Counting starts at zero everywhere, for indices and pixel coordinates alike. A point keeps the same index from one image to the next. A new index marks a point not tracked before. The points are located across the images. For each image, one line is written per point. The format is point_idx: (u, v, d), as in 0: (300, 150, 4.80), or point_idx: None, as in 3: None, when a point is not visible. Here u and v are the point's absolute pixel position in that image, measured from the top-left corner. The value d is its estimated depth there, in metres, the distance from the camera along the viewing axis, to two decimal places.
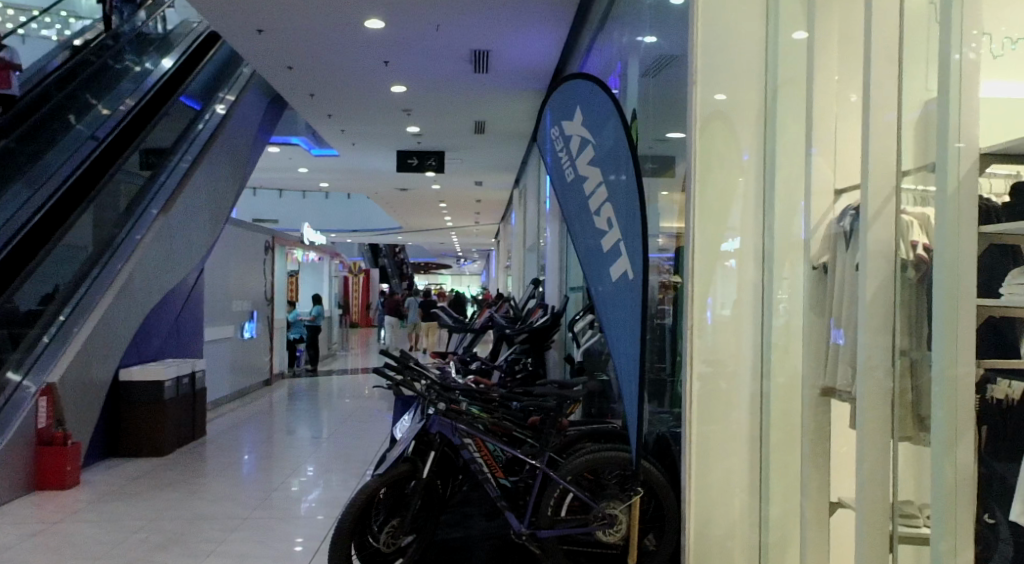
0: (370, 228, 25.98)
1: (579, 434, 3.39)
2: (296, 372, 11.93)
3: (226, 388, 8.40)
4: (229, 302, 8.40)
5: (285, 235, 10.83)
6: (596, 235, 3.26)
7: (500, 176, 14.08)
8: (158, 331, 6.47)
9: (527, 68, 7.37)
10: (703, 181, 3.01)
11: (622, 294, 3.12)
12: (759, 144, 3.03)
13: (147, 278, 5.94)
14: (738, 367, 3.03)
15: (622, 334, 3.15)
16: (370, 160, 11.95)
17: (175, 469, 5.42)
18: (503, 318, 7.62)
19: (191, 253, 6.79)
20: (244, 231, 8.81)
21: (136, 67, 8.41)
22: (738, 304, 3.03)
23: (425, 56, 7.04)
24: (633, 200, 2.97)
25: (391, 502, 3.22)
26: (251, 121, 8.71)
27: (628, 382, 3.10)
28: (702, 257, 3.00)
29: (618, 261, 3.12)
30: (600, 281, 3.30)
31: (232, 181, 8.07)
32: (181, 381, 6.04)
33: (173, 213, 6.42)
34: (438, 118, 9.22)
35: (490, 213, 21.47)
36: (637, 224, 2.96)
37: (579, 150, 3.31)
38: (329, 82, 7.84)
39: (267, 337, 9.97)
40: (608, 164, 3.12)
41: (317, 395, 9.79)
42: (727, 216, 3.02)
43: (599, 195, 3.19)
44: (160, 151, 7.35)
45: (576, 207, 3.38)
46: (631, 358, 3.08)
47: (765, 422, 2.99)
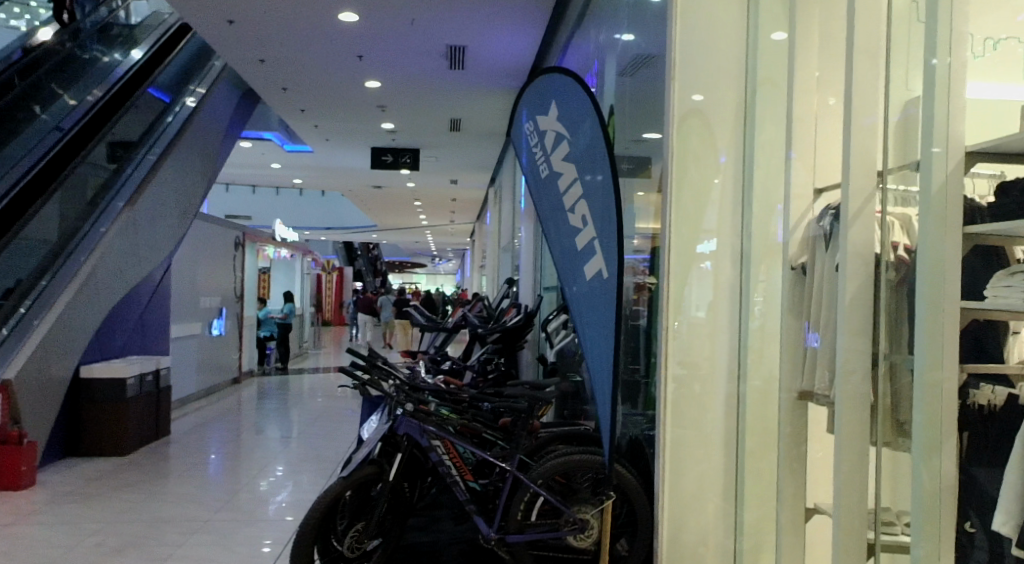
0: (344, 226, 25.73)
1: (551, 437, 3.31)
2: (266, 371, 11.73)
3: (193, 386, 8.20)
4: (198, 299, 8.21)
5: (257, 231, 10.64)
6: (570, 233, 3.19)
7: (475, 175, 14.01)
8: (122, 327, 6.28)
9: (504, 65, 7.29)
10: (680, 181, 2.95)
11: (596, 295, 3.04)
12: (737, 142, 2.97)
13: (112, 272, 5.76)
14: (713, 369, 2.97)
15: (596, 335, 3.07)
16: (343, 157, 11.79)
17: (137, 470, 5.25)
18: (476, 317, 7.53)
19: (158, 248, 6.61)
20: (213, 226, 8.63)
21: (103, 58, 8.14)
22: (714, 305, 2.97)
23: (400, 51, 6.93)
24: (609, 199, 2.90)
25: (356, 505, 3.12)
26: (222, 114, 8.51)
27: (602, 385, 3.03)
28: (678, 258, 2.94)
29: (593, 261, 3.04)
30: (573, 281, 3.23)
31: (201, 175, 7.89)
32: (144, 378, 5.85)
33: (139, 206, 6.24)
34: (414, 115, 9.11)
35: (466, 212, 21.38)
36: (612, 222, 2.89)
37: (553, 146, 3.23)
38: (302, 76, 7.69)
39: (236, 335, 9.78)
40: (584, 161, 3.04)
41: (287, 394, 9.62)
42: (703, 216, 2.96)
43: (574, 193, 3.12)
44: (126, 144, 7.14)
45: (551, 205, 3.30)
46: (604, 360, 3.00)
47: (741, 425, 2.94)
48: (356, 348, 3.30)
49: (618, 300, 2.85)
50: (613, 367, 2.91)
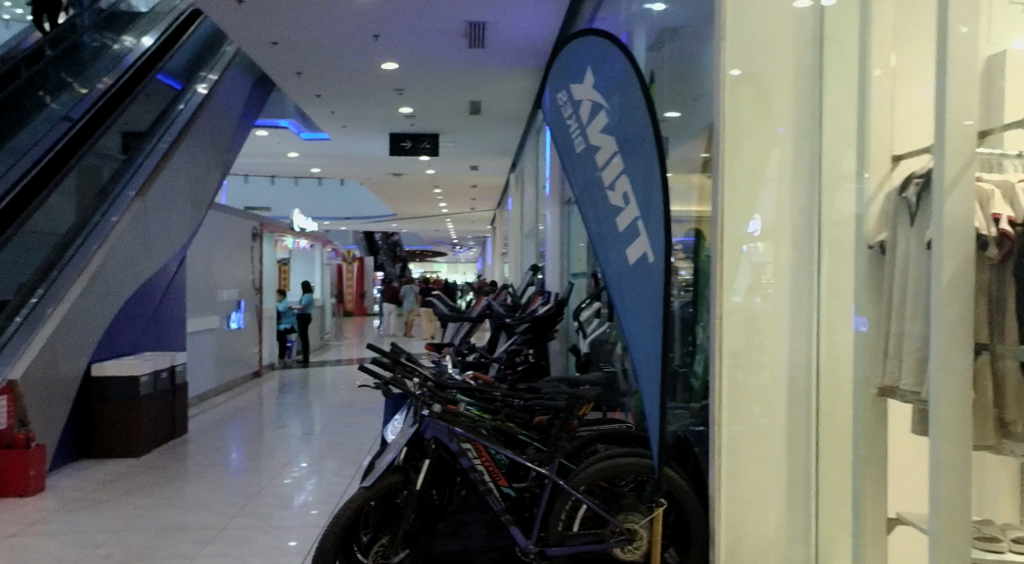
0: (364, 215, 25.56)
1: (591, 437, 3.04)
2: (287, 363, 11.55)
3: (212, 381, 8.03)
4: (215, 292, 8.01)
5: (275, 222, 10.44)
6: (607, 213, 2.89)
7: (496, 160, 13.69)
8: (136, 323, 6.07)
9: (525, 42, 6.97)
10: (734, 152, 2.62)
11: (640, 281, 2.75)
12: (796, 109, 2.64)
13: (122, 265, 5.60)
14: (773, 363, 2.66)
15: (640, 327, 2.78)
16: (361, 144, 11.54)
17: (151, 473, 5.04)
18: (501, 306, 7.24)
19: (170, 238, 6.44)
20: (229, 216, 8.42)
21: (114, 46, 7.92)
22: (773, 292, 2.66)
23: (418, 30, 6.63)
24: (654, 174, 2.60)
25: (381, 514, 2.87)
26: (234, 102, 8.30)
27: (650, 381, 2.74)
28: (734, 241, 2.62)
29: (635, 243, 2.74)
30: (612, 266, 2.93)
31: (215, 164, 7.75)
32: (159, 376, 5.66)
33: (149, 196, 6.09)
34: (432, 98, 8.82)
35: (487, 199, 21.10)
36: (657, 200, 2.58)
37: (589, 117, 2.92)
38: (317, 59, 7.42)
39: (255, 328, 9.58)
40: (624, 133, 2.73)
41: (308, 387, 9.41)
42: (759, 191, 2.64)
43: (612, 168, 2.81)
44: (137, 134, 6.97)
45: (587, 183, 2.99)
46: (652, 354, 2.71)
47: (805, 423, 2.65)
48: (376, 344, 3.02)
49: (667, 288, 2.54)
50: (662, 364, 2.62)
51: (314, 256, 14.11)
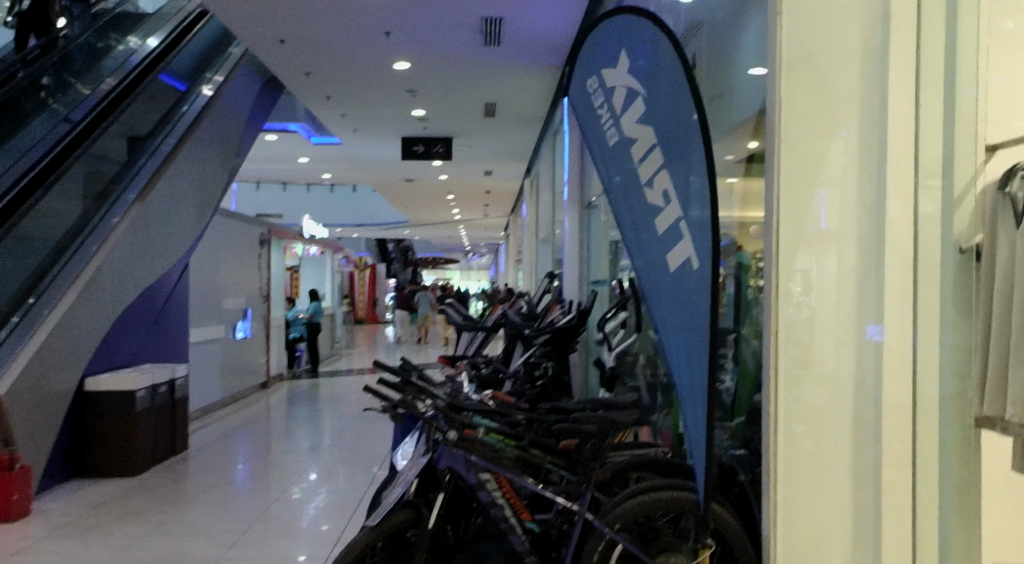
0: (376, 222, 25.35)
1: (625, 464, 2.71)
2: (296, 373, 11.28)
3: (217, 392, 7.75)
4: (220, 300, 7.74)
5: (284, 229, 10.19)
6: (645, 212, 2.56)
7: (510, 164, 13.40)
8: (134, 335, 5.82)
9: (543, 39, 6.66)
10: (791, 145, 2.26)
11: (683, 291, 2.41)
12: (862, 95, 2.28)
13: (118, 274, 5.35)
14: (837, 386, 2.31)
15: (684, 343, 2.44)
16: (372, 148, 11.28)
17: (148, 494, 4.75)
18: (517, 314, 6.95)
19: (172, 246, 6.23)
20: (236, 223, 8.18)
21: (119, 46, 7.70)
22: (837, 304, 2.30)
23: (430, 26, 6.33)
24: (701, 168, 2.26)
25: (388, 555, 2.54)
26: (240, 104, 8.09)
27: (695, 406, 2.41)
28: (793, 247, 2.28)
29: (678, 248, 2.40)
30: (650, 273, 2.60)
31: (220, 167, 7.53)
32: (158, 390, 5.39)
33: (149, 202, 5.88)
34: (445, 99, 8.55)
35: (500, 205, 20.83)
36: (705, 199, 2.24)
37: (624, 105, 2.59)
38: (326, 58, 7.15)
39: (264, 338, 9.32)
40: (667, 120, 2.40)
41: (318, 398, 9.12)
42: (819, 187, 2.28)
43: (652, 161, 2.48)
44: (139, 138, 6.78)
45: (621, 180, 2.66)
46: (698, 376, 2.37)
47: (874, 453, 2.30)
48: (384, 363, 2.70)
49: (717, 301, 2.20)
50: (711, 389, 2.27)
51: (325, 263, 13.88)
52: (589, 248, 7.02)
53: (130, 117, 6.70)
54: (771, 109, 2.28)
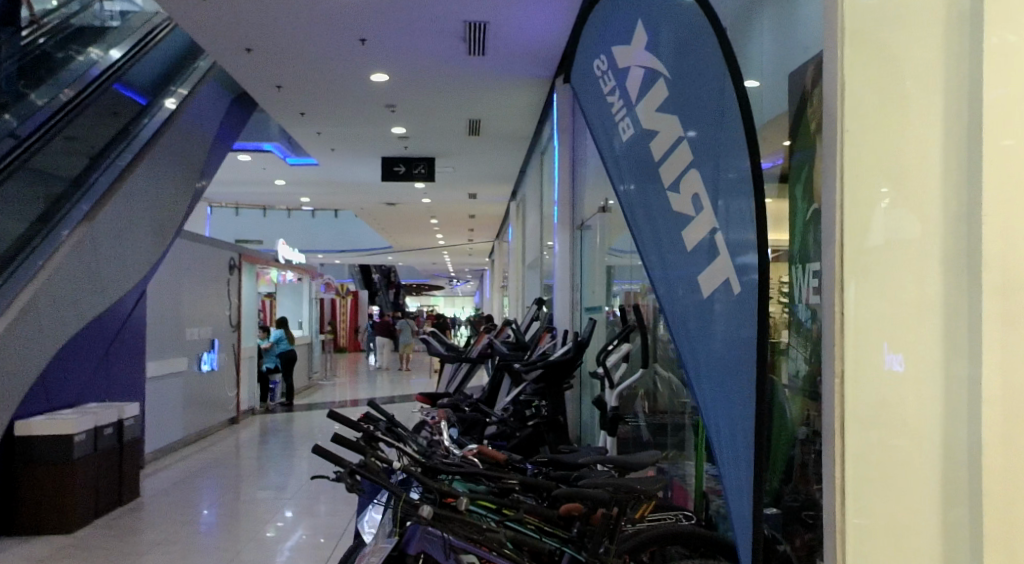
0: (359, 248, 24.80)
1: (644, 540, 2.18)
2: (270, 407, 10.64)
3: (179, 429, 7.12)
4: (183, 330, 7.14)
5: (256, 253, 9.63)
6: (668, 223, 2.06)
7: (494, 187, 12.95)
8: (79, 370, 5.23)
9: (530, 48, 6.22)
10: (853, 146, 1.79)
11: (720, 324, 1.90)
12: (945, 75, 1.77)
13: (57, 303, 4.77)
14: (919, 447, 1.79)
15: (722, 392, 1.93)
16: (351, 169, 10.78)
17: (83, 555, 4.13)
18: (505, 344, 6.45)
19: (123, 271, 5.67)
20: (202, 246, 7.61)
21: (79, 56, 7.13)
22: (916, 339, 1.79)
23: (409, 33, 5.87)
24: (741, 165, 1.75)
25: None
26: (206, 120, 7.60)
27: (738, 473, 1.88)
28: (860, 273, 1.80)
29: (713, 268, 1.90)
30: (677, 299, 2.09)
31: (181, 185, 6.99)
32: (101, 433, 4.78)
33: (97, 223, 5.33)
34: (428, 115, 8.07)
35: (485, 229, 20.41)
36: (746, 205, 1.74)
37: (640, 90, 2.14)
38: (296, 69, 6.65)
39: (233, 369, 8.69)
40: (695, 106, 1.92)
41: (293, 434, 8.49)
42: (889, 190, 1.79)
43: (677, 157, 1.98)
44: (92, 156, 6.17)
45: (640, 185, 2.19)
46: (741, 435, 1.86)
47: (970, 531, 1.75)
48: (341, 415, 2.17)
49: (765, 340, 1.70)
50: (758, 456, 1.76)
51: (302, 289, 13.30)
52: (582, 272, 6.59)
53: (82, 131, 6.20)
54: (827, 99, 1.81)
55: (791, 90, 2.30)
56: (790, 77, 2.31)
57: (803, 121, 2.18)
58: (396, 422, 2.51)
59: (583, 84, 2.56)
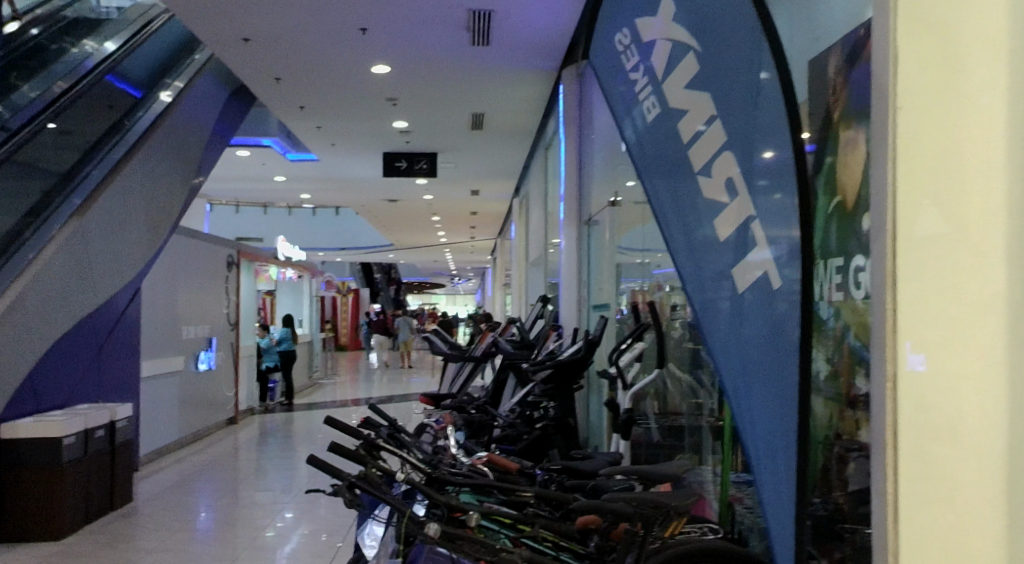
0: (360, 246, 24.62)
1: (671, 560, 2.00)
2: (269, 407, 10.46)
3: (176, 430, 6.94)
4: (180, 329, 6.97)
5: (255, 251, 9.46)
6: (701, 213, 1.89)
7: (497, 184, 12.77)
8: (69, 371, 5.05)
9: (536, 38, 6.03)
10: (904, 129, 1.56)
11: (757, 324, 1.72)
12: (1011, 38, 1.52)
13: (46, 301, 4.60)
14: (977, 462, 1.54)
15: (759, 399, 1.75)
16: (352, 164, 10.60)
17: None
18: (509, 343, 6.28)
19: (117, 269, 5.52)
20: (199, 243, 7.44)
21: (74, 48, 6.86)
22: (975, 342, 1.55)
23: (411, 22, 5.68)
24: (776, 144, 1.57)
25: None
26: (203, 112, 7.46)
27: (778, 487, 1.71)
28: (908, 267, 1.56)
29: (749, 261, 1.72)
30: (713, 297, 1.92)
31: (176, 179, 6.82)
32: (92, 436, 4.61)
33: (88, 218, 5.15)
34: (430, 109, 7.89)
35: (487, 227, 20.24)
36: (785, 188, 1.55)
37: (670, 67, 1.99)
38: (296, 60, 6.47)
39: (231, 368, 8.52)
40: (726, 81, 1.76)
41: (292, 434, 8.32)
42: (945, 175, 1.56)
43: (710, 140, 1.81)
44: (84, 150, 5.99)
45: (670, 171, 2.03)
46: (781, 447, 1.67)
47: None
48: (338, 422, 1.99)
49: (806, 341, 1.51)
50: (798, 471, 1.57)
51: (302, 288, 13.12)
52: (589, 269, 6.42)
53: (74, 125, 6.06)
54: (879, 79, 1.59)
55: (809, 78, 2.15)
56: (811, 58, 2.14)
57: (828, 109, 2.01)
58: (399, 427, 2.35)
59: (616, 69, 2.45)
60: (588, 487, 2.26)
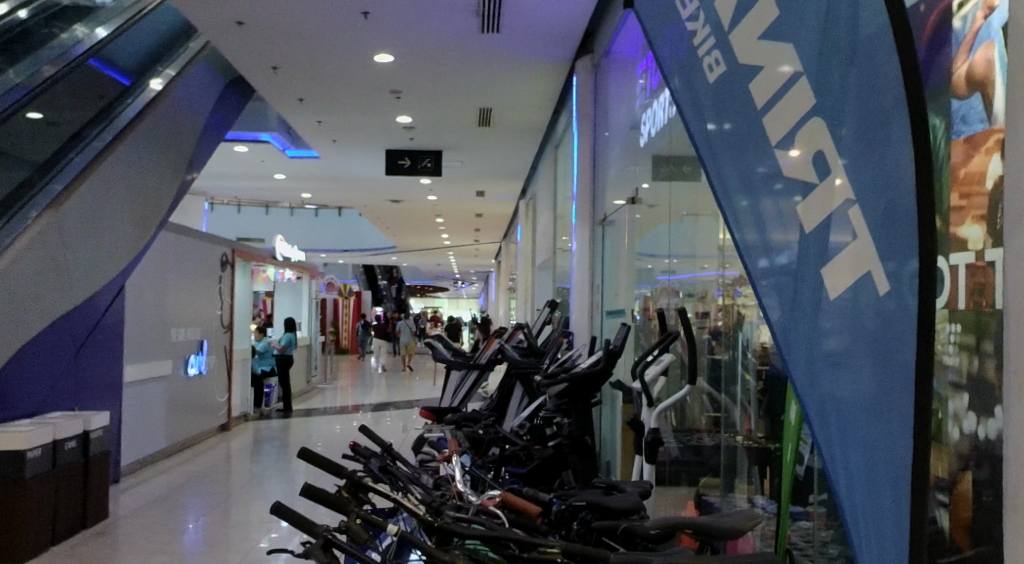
0: (363, 248, 24.27)
1: None
2: (265, 413, 10.10)
3: (162, 438, 6.57)
4: (168, 331, 6.60)
5: (252, 250, 9.10)
6: (784, 197, 1.50)
7: (503, 184, 12.41)
8: (40, 375, 4.70)
9: (549, 26, 5.67)
10: None
11: (857, 341, 1.31)
12: None
13: (13, 300, 4.24)
14: None
15: (857, 434, 1.32)
16: (354, 162, 10.24)
17: None
18: (517, 350, 5.92)
19: (97, 267, 5.19)
20: (190, 241, 7.07)
21: (64, 34, 6.22)
22: None
23: (417, 6, 5.31)
24: (886, 86, 1.18)
25: None
26: (196, 102, 7.14)
27: (881, 553, 1.27)
28: None
29: (848, 256, 1.31)
30: (797, 306, 1.51)
31: (163, 173, 6.49)
32: (62, 447, 4.25)
33: (65, 210, 4.80)
34: (435, 102, 7.53)
35: (493, 230, 19.88)
36: (898, 147, 1.16)
37: (736, 19, 1.63)
38: (293, 48, 6.11)
39: (224, 372, 8.15)
40: (811, 27, 1.38)
41: (288, 442, 7.94)
42: None
43: (796, 97, 1.42)
44: (71, 132, 5.69)
45: (739, 147, 1.65)
46: (890, 503, 1.24)
47: None
48: (316, 457, 1.60)
49: (925, 352, 1.11)
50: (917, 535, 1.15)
51: (301, 289, 12.77)
52: (602, 273, 6.05)
53: (56, 111, 5.67)
54: None
55: None
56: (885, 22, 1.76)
57: None
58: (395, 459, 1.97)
59: (670, 39, 2.09)
60: (621, 531, 1.80)
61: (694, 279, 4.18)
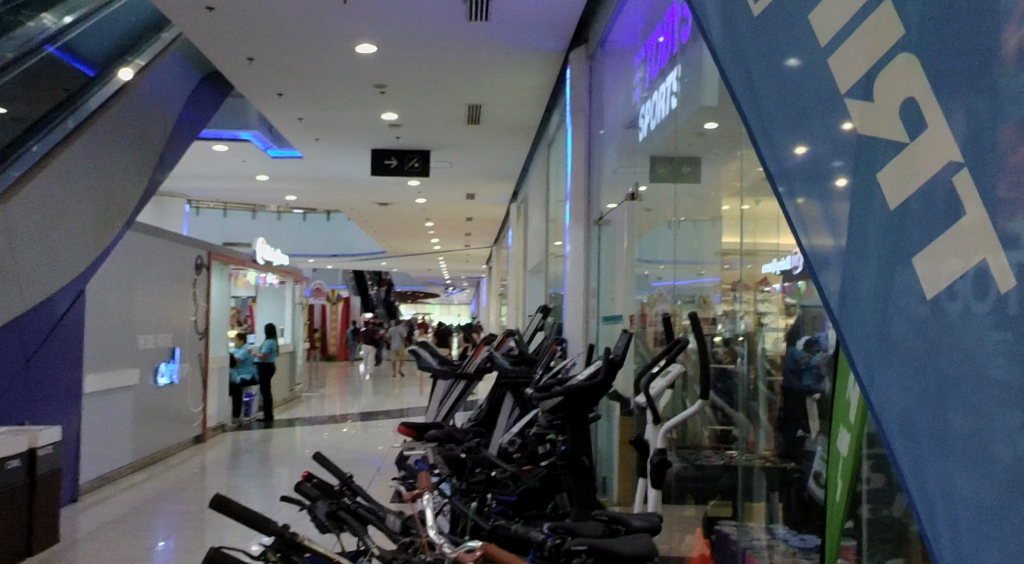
0: (351, 253, 23.85)
1: None
2: (244, 422, 9.70)
3: (129, 452, 6.18)
4: (136, 339, 6.21)
5: (231, 252, 8.72)
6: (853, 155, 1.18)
7: (493, 186, 12.07)
8: None
9: (541, 14, 5.35)
10: None
11: (963, 330, 0.98)
12: None
13: None
14: None
15: (961, 443, 0.97)
16: (339, 162, 9.89)
17: None
18: (508, 358, 5.57)
19: (48, 269, 4.82)
20: (160, 243, 6.68)
21: (30, 22, 5.50)
22: None
23: None
24: None
25: None
26: (165, 94, 6.76)
27: None
28: None
29: (949, 224, 0.99)
30: (863, 294, 1.16)
31: (129, 171, 6.11)
32: (3, 467, 3.86)
33: (13, 205, 4.41)
34: (421, 98, 7.21)
35: (484, 234, 19.51)
36: None
37: None
38: (270, 37, 5.76)
39: (199, 380, 7.76)
40: None
41: (267, 453, 7.57)
42: None
43: (873, 31, 1.15)
44: (26, 126, 5.05)
45: (799, 97, 1.33)
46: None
47: None
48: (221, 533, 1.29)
49: None
50: None
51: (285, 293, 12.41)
52: (598, 276, 5.73)
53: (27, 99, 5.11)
54: None
55: None
56: None
57: None
58: (340, 512, 1.64)
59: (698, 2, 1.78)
60: None
61: (694, 285, 3.87)
